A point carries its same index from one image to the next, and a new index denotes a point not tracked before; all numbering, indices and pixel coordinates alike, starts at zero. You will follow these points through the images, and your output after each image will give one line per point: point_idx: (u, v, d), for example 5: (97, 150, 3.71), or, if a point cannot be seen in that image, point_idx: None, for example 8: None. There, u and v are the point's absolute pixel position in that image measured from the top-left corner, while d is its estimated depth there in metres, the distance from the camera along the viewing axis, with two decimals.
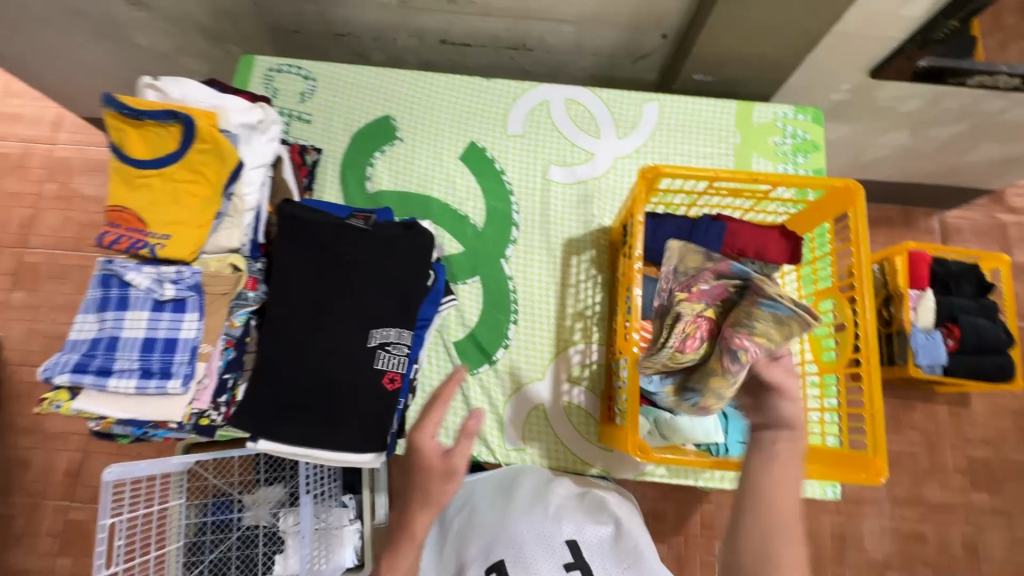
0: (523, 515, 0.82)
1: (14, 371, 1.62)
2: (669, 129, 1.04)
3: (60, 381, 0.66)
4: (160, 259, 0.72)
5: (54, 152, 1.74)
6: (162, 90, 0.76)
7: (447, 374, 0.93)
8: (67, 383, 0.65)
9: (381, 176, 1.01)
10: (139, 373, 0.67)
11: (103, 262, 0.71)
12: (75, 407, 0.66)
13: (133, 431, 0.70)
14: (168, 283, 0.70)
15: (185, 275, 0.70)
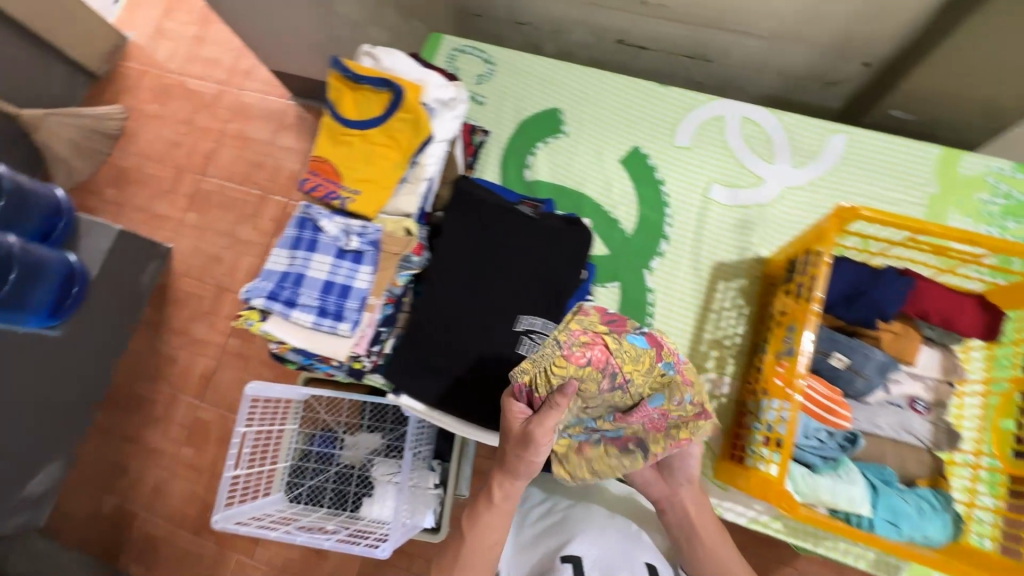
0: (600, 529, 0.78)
1: (179, 279, 1.77)
2: (855, 166, 0.95)
3: (257, 303, 0.75)
4: (349, 212, 0.79)
5: (239, 96, 1.90)
6: (377, 58, 0.82)
7: None
8: (262, 307, 0.74)
9: (541, 167, 1.03)
10: (317, 311, 0.75)
11: (303, 206, 0.80)
12: (264, 329, 0.75)
13: (301, 360, 0.79)
14: (354, 235, 0.78)
15: (369, 231, 0.77)
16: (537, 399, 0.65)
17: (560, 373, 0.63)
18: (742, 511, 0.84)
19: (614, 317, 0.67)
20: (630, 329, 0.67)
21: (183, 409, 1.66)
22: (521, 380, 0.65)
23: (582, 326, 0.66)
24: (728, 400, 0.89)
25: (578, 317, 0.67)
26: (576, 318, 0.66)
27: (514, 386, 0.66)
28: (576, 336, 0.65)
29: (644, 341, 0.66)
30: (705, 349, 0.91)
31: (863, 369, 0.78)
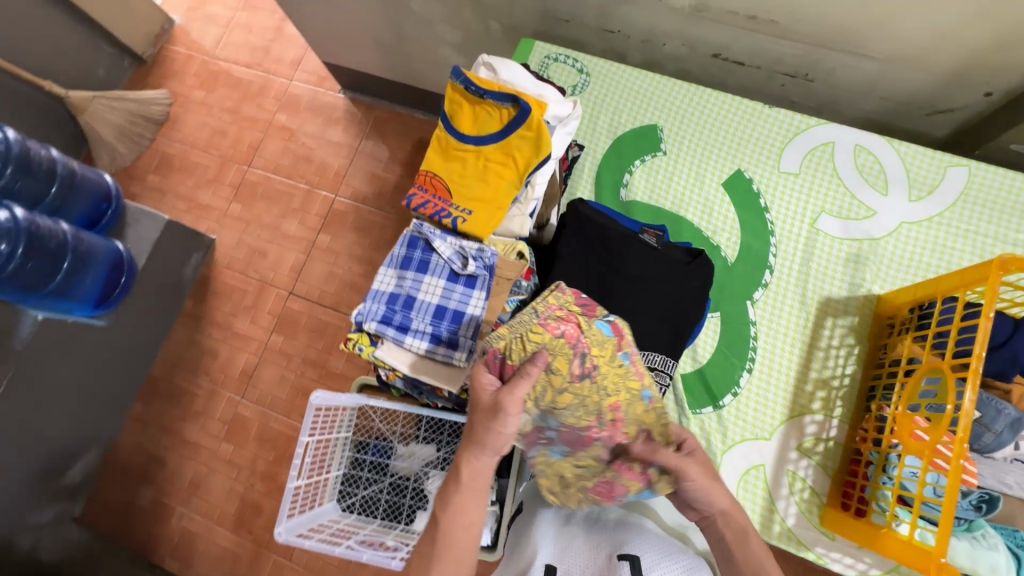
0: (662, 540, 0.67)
1: (222, 272, 1.65)
2: (976, 203, 0.90)
3: (370, 328, 0.73)
4: (461, 233, 0.75)
5: (289, 87, 1.81)
6: (494, 69, 0.78)
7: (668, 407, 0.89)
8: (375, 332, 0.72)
9: (638, 186, 0.99)
10: (430, 338, 0.72)
11: (414, 224, 0.77)
12: (376, 354, 0.74)
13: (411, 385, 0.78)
14: (469, 259, 0.74)
15: (486, 255, 0.73)
16: (508, 370, 0.63)
17: (535, 344, 0.63)
18: (850, 563, 0.80)
19: (585, 302, 0.67)
20: (599, 316, 0.67)
21: (224, 404, 1.54)
22: (500, 352, 0.62)
23: (561, 304, 0.65)
24: (836, 444, 0.85)
25: (554, 292, 0.67)
26: (554, 295, 0.66)
27: (487, 353, 0.63)
28: (554, 313, 0.65)
29: (610, 329, 0.67)
30: (811, 389, 0.87)
31: (993, 424, 0.74)
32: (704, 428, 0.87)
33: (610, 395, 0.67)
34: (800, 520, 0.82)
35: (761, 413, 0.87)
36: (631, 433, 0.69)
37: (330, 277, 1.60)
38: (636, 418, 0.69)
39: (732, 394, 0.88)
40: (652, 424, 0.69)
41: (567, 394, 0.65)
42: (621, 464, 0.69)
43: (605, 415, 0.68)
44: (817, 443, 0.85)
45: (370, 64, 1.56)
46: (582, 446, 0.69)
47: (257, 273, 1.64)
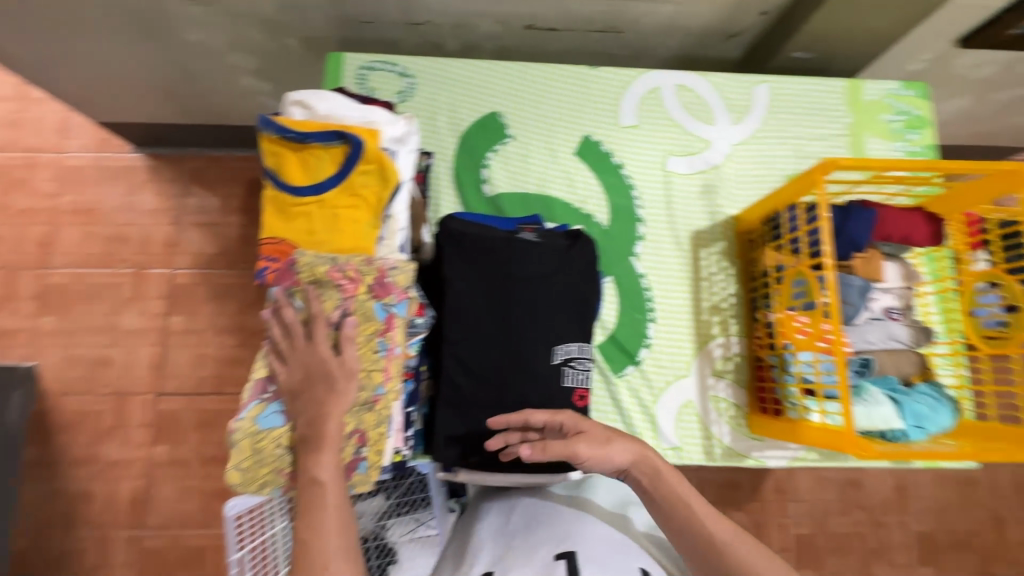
0: (600, 529, 0.77)
1: (57, 403, 1.36)
2: (784, 111, 1.02)
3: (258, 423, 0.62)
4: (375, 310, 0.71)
5: (61, 161, 1.47)
6: (308, 106, 0.70)
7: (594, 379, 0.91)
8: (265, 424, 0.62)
9: (499, 178, 0.97)
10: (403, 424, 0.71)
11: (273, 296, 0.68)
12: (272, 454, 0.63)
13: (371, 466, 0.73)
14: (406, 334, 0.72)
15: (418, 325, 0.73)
16: (292, 280, 0.67)
17: (318, 273, 0.67)
18: (782, 454, 0.90)
19: (387, 283, 0.68)
20: (387, 301, 0.68)
21: (124, 545, 1.31)
22: (297, 259, 0.67)
23: (359, 268, 0.68)
24: (741, 357, 0.93)
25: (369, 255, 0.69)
26: (359, 257, 0.68)
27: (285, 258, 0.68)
28: (347, 269, 0.67)
29: (384, 313, 0.68)
30: (708, 317, 0.94)
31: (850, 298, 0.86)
32: (632, 387, 0.91)
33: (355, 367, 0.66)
34: (732, 434, 0.90)
35: (674, 354, 0.93)
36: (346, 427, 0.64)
37: (202, 361, 1.38)
38: (358, 408, 0.65)
39: (645, 346, 0.92)
40: (372, 436, 0.65)
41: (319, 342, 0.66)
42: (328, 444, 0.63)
43: None
44: (726, 363, 0.93)
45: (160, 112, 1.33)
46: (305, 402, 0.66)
47: (108, 386, 1.37)
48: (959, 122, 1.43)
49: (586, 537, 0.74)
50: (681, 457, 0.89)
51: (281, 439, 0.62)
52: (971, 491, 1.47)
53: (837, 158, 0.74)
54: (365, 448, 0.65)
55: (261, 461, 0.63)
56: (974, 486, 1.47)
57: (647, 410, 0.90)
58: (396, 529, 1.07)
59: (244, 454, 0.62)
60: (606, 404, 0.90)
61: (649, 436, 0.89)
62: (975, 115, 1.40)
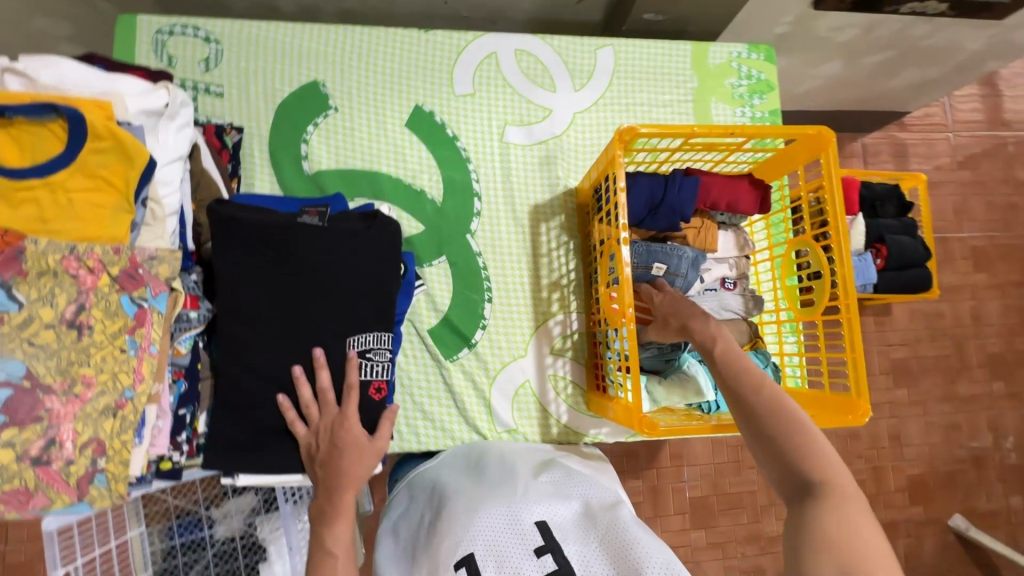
0: (488, 508, 0.68)
1: None
2: (627, 77, 0.98)
3: None
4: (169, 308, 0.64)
5: None
6: (27, 75, 0.60)
7: (426, 364, 0.87)
8: None
9: (320, 154, 0.89)
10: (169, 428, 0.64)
11: None
12: None
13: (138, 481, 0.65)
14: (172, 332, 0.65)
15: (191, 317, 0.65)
16: (17, 270, 0.57)
17: (52, 264, 0.58)
18: (618, 430, 0.90)
19: (137, 274, 0.60)
20: (137, 294, 0.60)
21: None
22: (24, 247, 0.57)
23: (103, 257, 0.59)
24: (580, 334, 0.91)
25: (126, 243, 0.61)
26: (105, 246, 0.59)
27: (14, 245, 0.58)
28: (88, 258, 0.59)
29: (134, 308, 0.60)
30: (547, 295, 0.91)
31: (680, 269, 0.84)
32: (466, 370, 0.88)
33: (95, 371, 0.58)
34: (570, 413, 0.89)
35: (511, 334, 0.89)
36: (80, 439, 0.56)
37: None
38: (96, 416, 0.57)
39: (481, 328, 0.89)
40: (113, 446, 0.57)
41: (55, 344, 0.57)
42: (55, 458, 0.55)
43: (66, 385, 0.57)
44: (565, 341, 0.90)
45: None
46: (31, 412, 0.55)
47: None
48: (837, 86, 1.41)
49: (480, 520, 0.67)
50: (518, 439, 0.88)
51: None
52: (855, 446, 1.53)
53: (637, 126, 0.70)
54: (104, 460, 0.56)
55: None
56: (859, 441, 1.53)
57: (481, 394, 0.87)
58: (264, 527, 1.19)
59: None
60: (438, 389, 0.87)
61: (483, 420, 0.87)
62: (852, 79, 1.38)
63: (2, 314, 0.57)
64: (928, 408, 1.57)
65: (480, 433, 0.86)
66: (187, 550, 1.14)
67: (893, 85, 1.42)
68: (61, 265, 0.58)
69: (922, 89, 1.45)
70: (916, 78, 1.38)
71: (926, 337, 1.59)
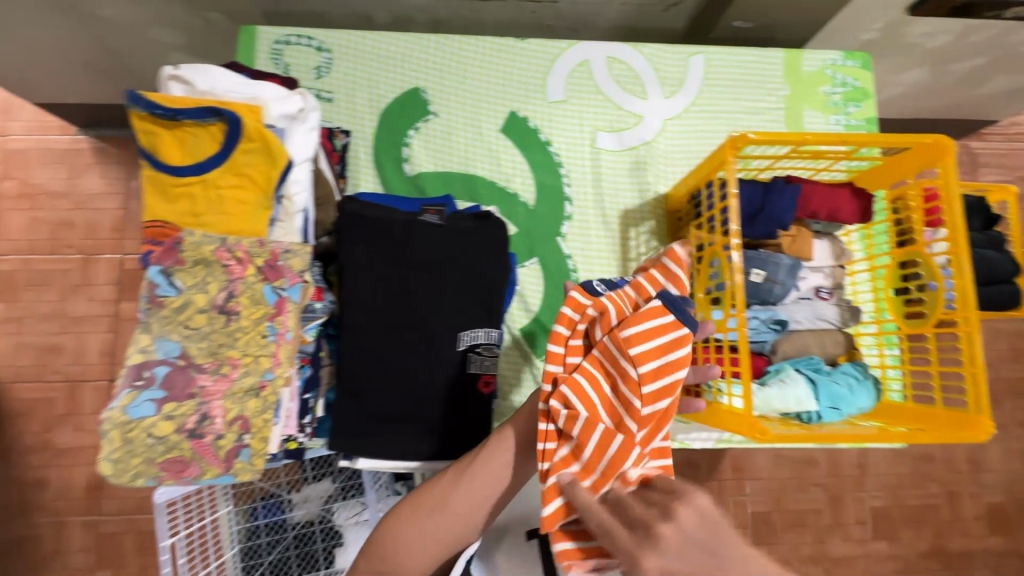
0: None
1: (10, 389, 1.42)
2: (718, 84, 0.98)
3: (123, 413, 0.59)
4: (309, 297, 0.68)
5: (5, 144, 1.50)
6: (187, 81, 0.66)
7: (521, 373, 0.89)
8: (131, 416, 0.59)
9: (420, 157, 0.94)
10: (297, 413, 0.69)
11: (153, 270, 0.63)
12: (132, 452, 0.59)
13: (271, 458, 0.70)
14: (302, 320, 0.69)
15: (317, 308, 0.69)
16: (175, 257, 0.63)
17: (205, 254, 0.63)
18: (706, 436, 0.90)
19: (279, 266, 0.65)
20: (278, 284, 0.65)
21: (82, 530, 1.39)
22: (182, 238, 0.63)
23: (250, 249, 0.65)
24: None
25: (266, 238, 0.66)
26: (251, 239, 0.65)
27: (172, 236, 0.64)
28: (237, 249, 0.64)
29: (274, 297, 0.65)
30: None
31: (777, 276, 0.84)
32: None
33: (240, 353, 0.63)
34: None
35: None
36: (228, 416, 0.61)
37: None
38: (242, 396, 0.62)
39: None
40: (256, 424, 0.62)
41: (207, 328, 0.63)
42: (207, 432, 0.61)
43: (216, 365, 0.62)
44: None
45: (97, 96, 1.33)
46: (185, 388, 0.61)
47: (58, 373, 1.43)
48: (922, 94, 1.36)
49: None
50: None
51: (153, 428, 0.59)
52: (928, 468, 1.45)
53: (748, 132, 0.70)
54: (248, 436, 0.62)
55: (132, 451, 0.59)
56: (933, 463, 1.45)
57: None
58: (341, 513, 1.24)
59: (114, 443, 0.59)
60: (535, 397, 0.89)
61: None
62: (938, 86, 1.33)
63: (162, 298, 0.63)
64: (1010, 434, 1.48)
65: None
66: (271, 530, 1.21)
67: (982, 93, 1.36)
68: (214, 255, 0.64)
69: (1013, 97, 1.39)
70: (1008, 86, 1.32)
71: (1010, 357, 1.50)
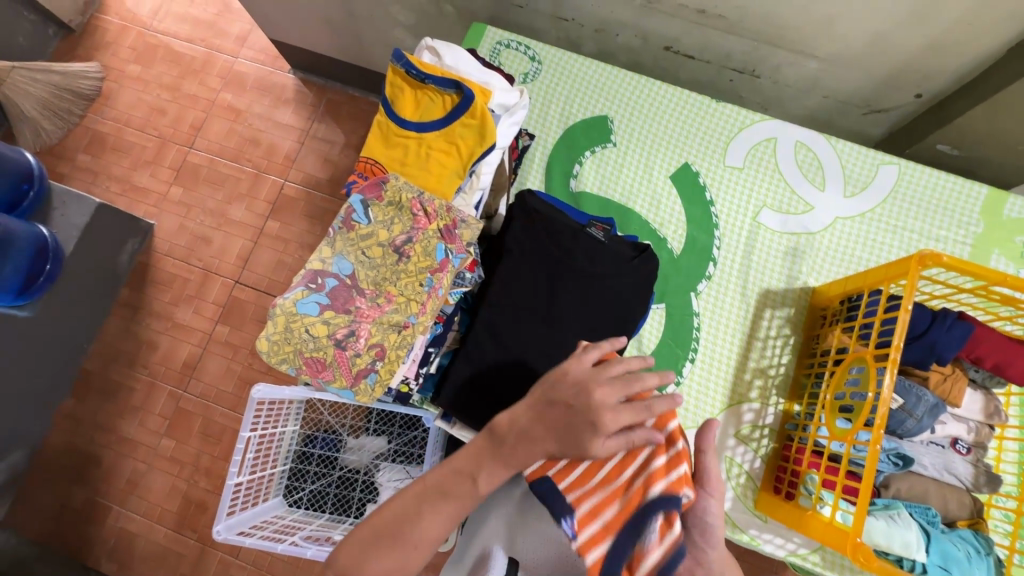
0: None
1: (159, 260, 1.64)
2: (905, 199, 0.95)
3: (292, 305, 0.67)
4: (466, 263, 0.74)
5: (234, 65, 1.76)
6: (438, 54, 0.77)
7: None
8: (298, 310, 0.67)
9: (587, 177, 1.00)
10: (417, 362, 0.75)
11: (357, 197, 0.72)
12: (288, 340, 0.67)
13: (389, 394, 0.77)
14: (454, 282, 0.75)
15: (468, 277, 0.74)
16: (377, 192, 0.72)
17: (401, 203, 0.72)
18: (780, 544, 0.84)
19: (453, 233, 0.71)
20: (449, 247, 0.71)
21: (166, 398, 1.55)
22: (388, 179, 0.72)
23: (438, 209, 0.72)
24: (771, 430, 0.89)
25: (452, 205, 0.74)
26: (441, 201, 0.72)
27: (379, 176, 0.73)
28: (428, 205, 0.72)
29: (442, 252, 0.71)
30: (749, 378, 0.91)
31: (915, 410, 0.78)
32: None
33: (397, 292, 0.70)
34: (733, 502, 0.86)
35: (702, 402, 0.90)
36: (370, 339, 0.68)
37: (279, 265, 1.61)
38: (386, 327, 0.68)
39: (675, 383, 0.90)
40: (390, 355, 0.68)
41: (379, 260, 0.71)
42: (349, 346, 0.67)
43: (374, 294, 0.69)
44: (753, 431, 0.88)
45: (322, 46, 1.53)
46: (346, 302, 0.69)
47: (200, 261, 1.63)
48: None
49: None
50: None
51: (311, 327, 0.67)
52: None
53: (941, 253, 0.67)
54: (380, 364, 0.67)
55: (288, 339, 0.67)
56: None
57: None
58: (385, 474, 1.27)
59: (278, 327, 0.68)
60: None
61: None
62: None
63: (354, 223, 0.71)
64: None
65: None
66: (321, 462, 1.28)
67: None
68: (404, 205, 0.72)
69: None
70: None
71: None
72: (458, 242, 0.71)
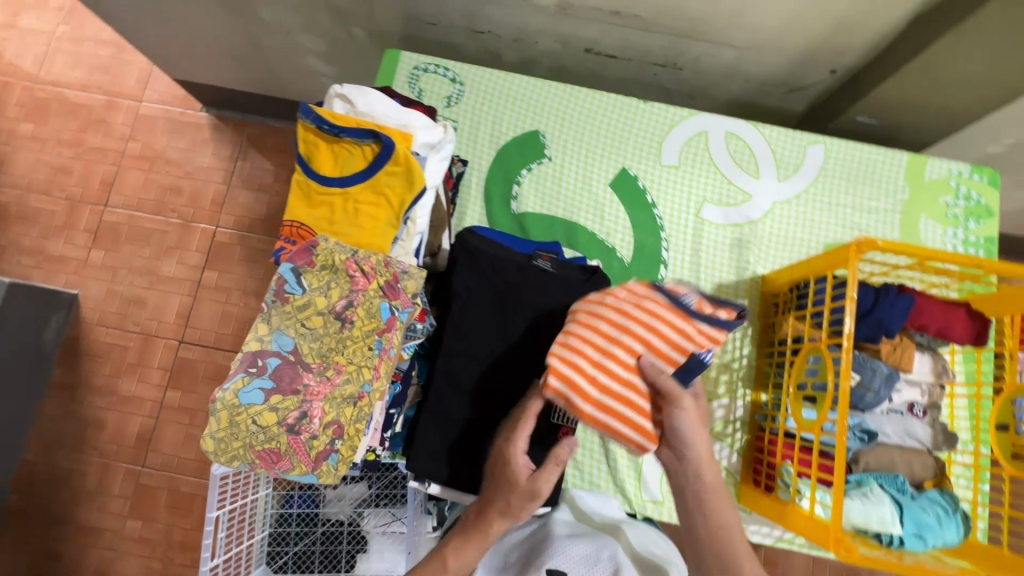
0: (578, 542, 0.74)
1: (91, 330, 1.52)
2: (835, 175, 0.97)
3: (231, 396, 0.62)
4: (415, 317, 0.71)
5: (138, 109, 1.64)
6: (350, 102, 0.73)
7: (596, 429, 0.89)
8: (239, 399, 0.62)
9: (528, 197, 0.97)
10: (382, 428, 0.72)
11: (286, 266, 0.68)
12: (233, 434, 0.62)
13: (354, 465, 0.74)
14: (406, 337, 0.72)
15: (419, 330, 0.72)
16: (308, 259, 0.67)
17: (334, 266, 0.67)
18: (766, 532, 0.86)
19: (396, 287, 0.68)
20: (393, 303, 0.68)
21: (123, 477, 1.44)
22: (317, 243, 0.68)
23: (376, 265, 0.68)
24: (742, 423, 0.90)
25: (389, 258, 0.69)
26: (378, 256, 0.68)
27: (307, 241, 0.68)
28: (364, 263, 0.68)
29: (387, 312, 0.67)
30: (715, 375, 0.92)
31: (872, 383, 0.80)
32: None
33: (346, 360, 0.66)
34: None
35: None
36: (325, 418, 0.64)
37: (225, 317, 1.52)
38: (340, 401, 0.65)
39: None
40: (349, 431, 0.64)
41: (321, 330, 0.66)
42: (304, 430, 0.63)
43: (322, 366, 0.65)
44: (726, 426, 0.90)
45: (231, 81, 1.44)
46: (291, 381, 0.64)
47: (137, 325, 1.52)
48: None
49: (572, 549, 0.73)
50: (660, 512, 0.88)
51: (258, 416, 0.62)
52: None
53: (875, 238, 0.69)
54: (340, 443, 0.64)
55: (235, 434, 0.62)
56: None
57: (634, 459, 0.88)
58: (371, 519, 1.21)
59: (221, 423, 0.63)
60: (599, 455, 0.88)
61: (631, 485, 0.88)
62: None
63: (288, 295, 0.67)
64: None
65: (626, 497, 0.87)
66: (301, 521, 1.22)
67: None
68: (337, 268, 0.67)
69: None
70: None
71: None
72: (403, 299, 0.67)
